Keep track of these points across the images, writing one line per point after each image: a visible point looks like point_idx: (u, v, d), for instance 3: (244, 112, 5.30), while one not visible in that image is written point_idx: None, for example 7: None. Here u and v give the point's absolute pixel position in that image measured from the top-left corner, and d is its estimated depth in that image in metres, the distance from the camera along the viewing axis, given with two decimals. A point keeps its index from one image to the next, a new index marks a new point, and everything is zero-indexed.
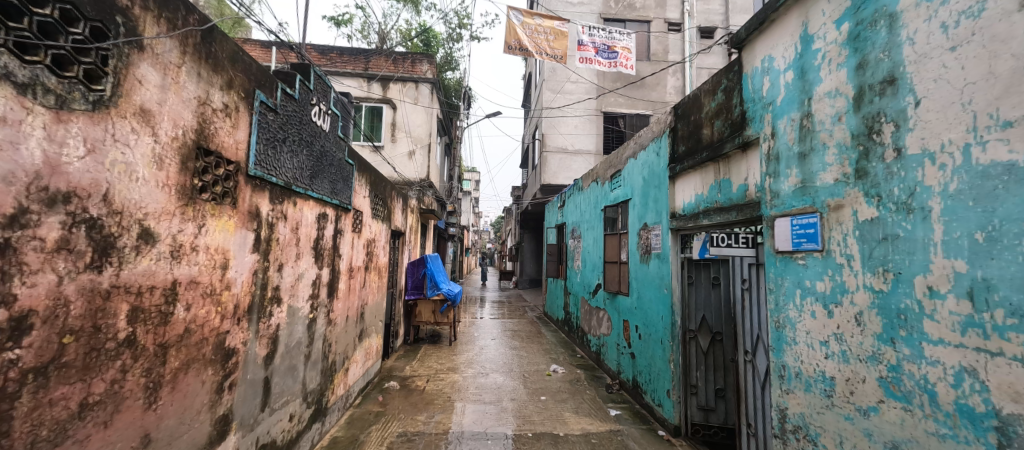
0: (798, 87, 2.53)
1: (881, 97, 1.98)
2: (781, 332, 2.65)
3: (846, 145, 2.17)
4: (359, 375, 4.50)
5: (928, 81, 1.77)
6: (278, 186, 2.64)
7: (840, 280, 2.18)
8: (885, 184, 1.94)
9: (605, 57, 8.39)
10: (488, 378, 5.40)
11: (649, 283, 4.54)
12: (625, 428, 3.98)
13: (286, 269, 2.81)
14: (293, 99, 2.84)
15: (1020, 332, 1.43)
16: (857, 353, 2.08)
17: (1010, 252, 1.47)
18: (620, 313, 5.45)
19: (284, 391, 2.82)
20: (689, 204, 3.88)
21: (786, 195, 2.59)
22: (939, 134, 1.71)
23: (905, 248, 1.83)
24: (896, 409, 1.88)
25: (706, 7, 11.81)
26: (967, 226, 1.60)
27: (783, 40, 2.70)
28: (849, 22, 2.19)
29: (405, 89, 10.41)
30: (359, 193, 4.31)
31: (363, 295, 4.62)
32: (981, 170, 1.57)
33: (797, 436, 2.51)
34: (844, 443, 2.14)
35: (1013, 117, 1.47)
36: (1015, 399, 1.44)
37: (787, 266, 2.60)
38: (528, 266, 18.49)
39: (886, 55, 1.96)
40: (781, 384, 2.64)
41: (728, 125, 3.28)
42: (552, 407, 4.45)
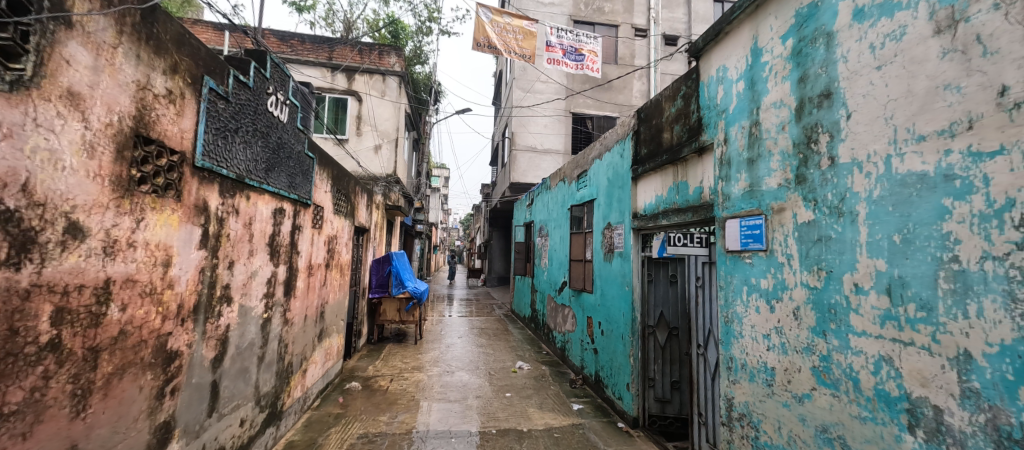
0: (748, 97, 2.69)
1: (818, 109, 2.15)
2: (729, 326, 2.81)
3: (789, 152, 2.33)
4: (318, 376, 4.35)
5: (858, 96, 1.93)
6: (229, 179, 2.50)
7: (781, 277, 2.35)
8: (821, 189, 2.10)
9: (572, 59, 8.53)
10: (453, 376, 5.37)
11: (612, 280, 4.68)
12: (586, 422, 4.09)
13: (237, 266, 2.67)
14: (246, 87, 2.69)
15: (927, 324, 1.60)
16: (794, 344, 2.24)
17: (920, 252, 1.64)
18: (584, 310, 5.58)
19: (235, 395, 2.68)
20: (649, 205, 4.02)
21: (736, 197, 2.75)
22: (867, 145, 1.87)
23: (836, 248, 2.00)
24: (826, 395, 2.04)
25: (670, 14, 12.26)
26: (887, 228, 1.77)
27: (736, 52, 2.86)
28: (793, 38, 2.35)
29: (371, 82, 10.11)
30: (320, 187, 4.15)
31: (324, 293, 4.47)
32: (900, 178, 1.72)
33: (741, 423, 2.68)
34: (783, 428, 2.31)
35: (926, 131, 1.63)
36: (922, 384, 1.61)
37: (735, 265, 2.76)
38: (496, 264, 18.52)
39: (824, 70, 2.13)
40: (729, 375, 2.80)
41: (686, 130, 3.43)
42: (516, 403, 4.50)
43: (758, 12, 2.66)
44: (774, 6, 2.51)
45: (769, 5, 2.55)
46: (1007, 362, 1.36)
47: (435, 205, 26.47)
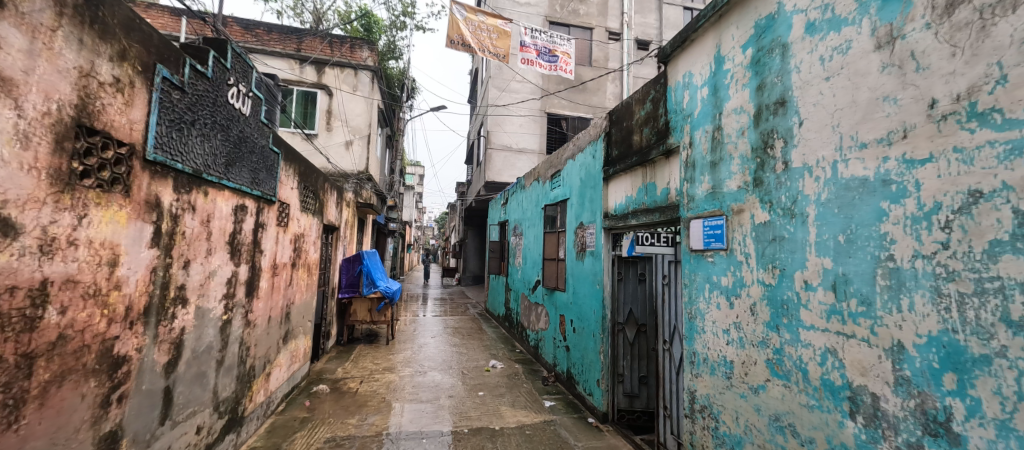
0: (712, 102, 2.81)
1: (774, 116, 2.27)
2: (693, 322, 2.92)
3: (747, 156, 2.45)
4: (283, 379, 4.20)
5: (809, 104, 2.05)
6: (185, 173, 2.37)
7: (739, 275, 2.46)
8: (776, 192, 2.22)
9: (546, 60, 8.60)
10: (426, 376, 5.32)
11: (584, 278, 4.76)
12: (558, 418, 4.15)
13: (194, 266, 2.54)
14: (205, 77, 2.55)
15: (867, 317, 1.72)
16: (751, 339, 2.36)
17: (862, 251, 1.76)
18: (557, 308, 5.65)
19: (190, 401, 2.55)
20: (619, 205, 4.12)
21: (700, 198, 2.86)
22: (816, 151, 1.99)
23: (788, 247, 2.12)
24: (778, 386, 2.17)
25: (643, 19, 12.56)
26: (833, 228, 1.89)
27: (700, 58, 2.97)
28: (752, 48, 2.47)
29: (342, 75, 9.81)
30: (286, 184, 4.01)
31: (290, 294, 4.31)
32: (844, 183, 1.84)
33: (703, 415, 2.79)
34: (740, 418, 2.43)
35: (867, 139, 1.75)
36: (862, 373, 1.73)
37: (698, 263, 2.88)
38: (471, 262, 18.45)
39: (779, 80, 2.26)
40: (692, 369, 2.92)
41: (655, 133, 3.54)
42: (488, 402, 4.50)
43: (721, 21, 2.78)
44: (736, 17, 2.63)
45: (731, 16, 2.66)
46: (933, 351, 1.48)
47: (411, 202, 26.08)
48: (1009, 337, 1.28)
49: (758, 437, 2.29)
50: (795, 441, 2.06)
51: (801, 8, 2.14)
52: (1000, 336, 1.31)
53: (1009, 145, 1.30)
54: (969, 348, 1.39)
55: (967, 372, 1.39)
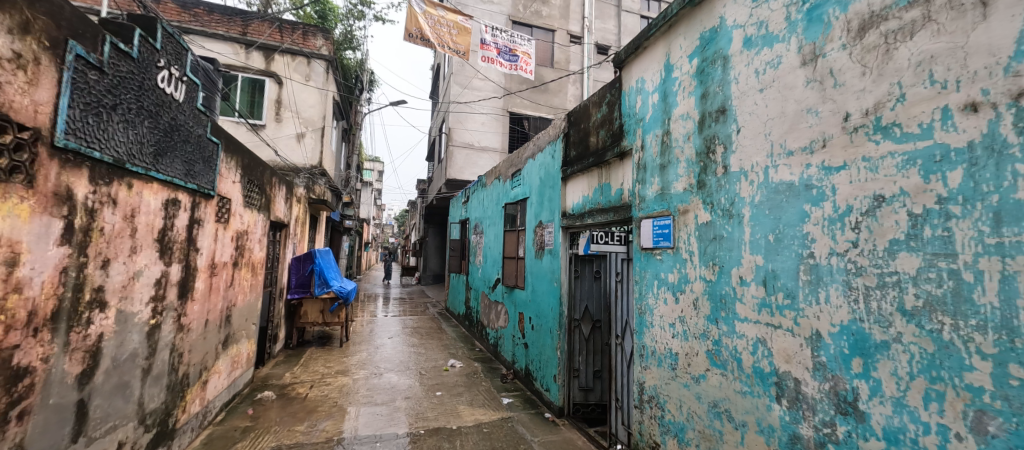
0: (662, 108, 2.95)
1: (715, 123, 2.43)
2: (642, 317, 3.06)
3: (692, 160, 2.60)
4: (223, 387, 3.91)
5: (746, 113, 2.21)
6: (104, 163, 2.14)
7: (684, 272, 2.61)
8: (716, 194, 2.38)
9: (506, 59, 8.63)
10: (381, 378, 5.17)
11: (542, 276, 4.83)
12: (515, 415, 4.19)
13: (114, 266, 2.30)
14: (129, 57, 2.32)
15: (791, 309, 1.89)
16: (693, 331, 2.51)
17: (788, 249, 1.92)
18: (516, 306, 5.70)
19: (109, 415, 2.32)
20: (576, 204, 4.23)
21: (650, 199, 2.99)
22: (751, 157, 2.16)
23: (727, 246, 2.28)
24: (717, 375, 2.32)
25: (602, 25, 12.91)
26: (765, 228, 2.05)
27: (651, 66, 3.11)
28: (697, 58, 2.63)
29: (293, 64, 9.29)
30: (227, 177, 3.73)
31: (231, 295, 4.02)
32: (774, 186, 2.01)
33: (651, 405, 2.93)
34: (683, 406, 2.58)
35: (794, 147, 1.92)
36: (786, 360, 1.90)
37: (648, 261, 3.02)
38: (432, 261, 18.15)
39: (720, 89, 2.41)
40: (641, 362, 3.06)
41: (610, 135, 3.65)
42: (446, 401, 4.46)
43: (670, 31, 2.92)
44: (683, 28, 2.78)
45: (679, 27, 2.81)
46: (844, 338, 1.66)
47: (369, 199, 25.24)
48: (904, 324, 1.46)
49: (698, 423, 2.45)
50: (730, 425, 2.22)
51: (739, 23, 2.30)
52: (896, 324, 1.48)
53: (906, 156, 1.47)
54: (872, 335, 1.56)
55: (871, 356, 1.56)
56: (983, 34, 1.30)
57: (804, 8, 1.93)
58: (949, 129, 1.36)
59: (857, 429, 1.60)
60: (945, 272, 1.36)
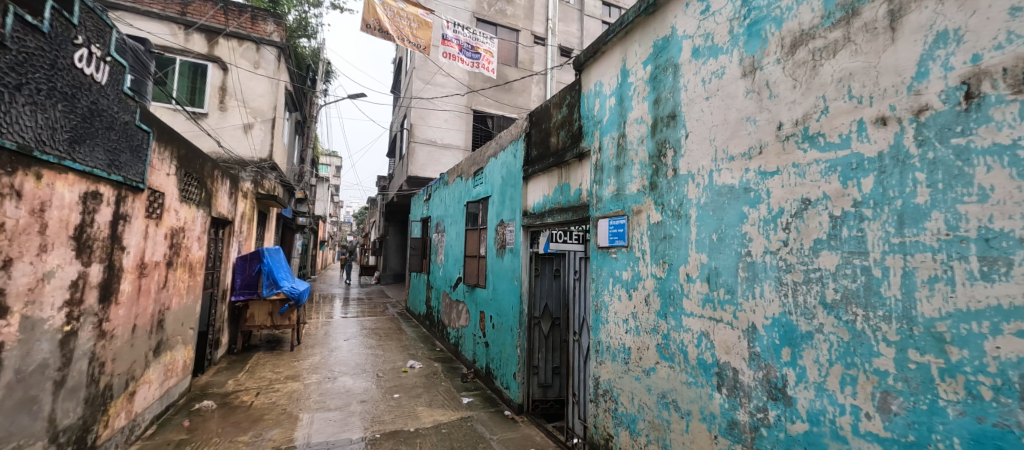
0: (618, 111, 3.05)
1: (667, 128, 2.55)
2: (598, 314, 3.15)
3: (645, 163, 2.71)
4: (154, 397, 3.61)
5: (693, 119, 2.34)
6: (7, 150, 1.92)
7: (637, 270, 2.72)
8: (667, 195, 2.50)
9: (468, 56, 8.56)
10: (335, 383, 4.97)
11: (503, 274, 4.85)
12: (474, 414, 4.18)
13: (18, 267, 2.06)
14: (38, 32, 2.08)
15: (731, 304, 2.02)
16: (645, 326, 2.63)
17: (729, 248, 2.06)
18: (477, 305, 5.69)
19: (12, 434, 2.07)
20: (537, 204, 4.28)
21: (607, 199, 3.09)
22: (697, 161, 2.28)
23: (676, 245, 2.40)
24: (665, 367, 2.44)
25: (566, 28, 13.12)
26: (709, 228, 2.18)
27: (609, 70, 3.21)
28: (651, 65, 2.74)
29: (240, 49, 8.69)
30: (159, 169, 3.43)
31: (164, 298, 3.71)
32: (717, 189, 2.14)
33: (605, 398, 3.03)
34: (635, 398, 2.69)
35: (734, 153, 2.06)
36: (726, 351, 2.04)
37: (604, 259, 3.11)
38: (392, 260, 17.69)
39: (671, 95, 2.54)
40: (597, 357, 3.16)
41: (570, 136, 3.73)
42: (404, 403, 4.37)
43: (627, 37, 3.03)
44: (639, 35, 2.89)
45: (635, 34, 2.92)
46: (776, 330, 1.80)
47: (326, 196, 24.21)
48: (825, 316, 1.61)
49: (648, 414, 2.56)
50: (677, 414, 2.34)
51: (688, 34, 2.43)
52: (819, 315, 1.63)
53: (828, 163, 1.62)
54: (799, 326, 1.70)
55: (798, 345, 1.70)
56: (891, 56, 1.45)
57: (745, 23, 2.07)
58: (863, 140, 1.51)
59: (786, 412, 1.74)
60: (859, 268, 1.51)
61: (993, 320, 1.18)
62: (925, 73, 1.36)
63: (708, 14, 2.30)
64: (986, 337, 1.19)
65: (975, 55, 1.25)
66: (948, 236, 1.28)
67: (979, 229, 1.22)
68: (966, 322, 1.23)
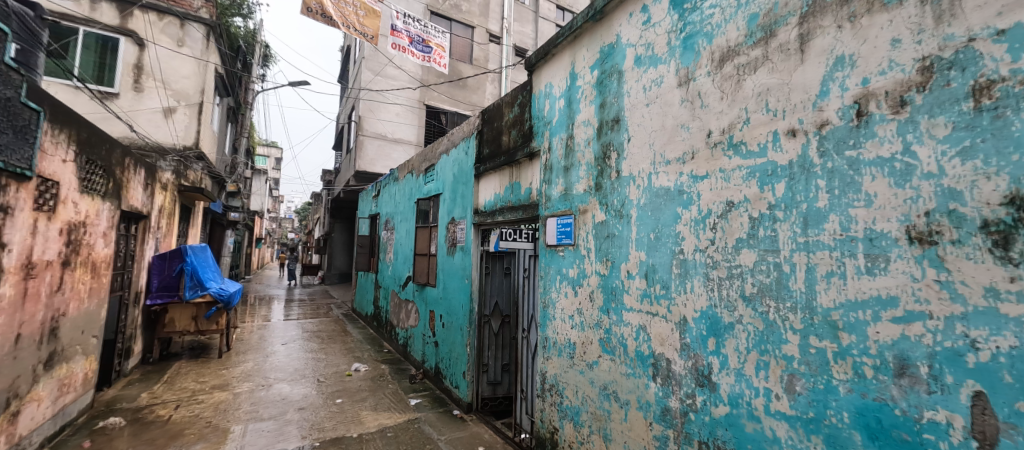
0: (567, 113, 3.13)
1: (611, 131, 2.66)
2: (546, 310, 3.22)
3: (591, 164, 2.81)
4: (45, 416, 3.17)
5: (635, 124, 2.46)
6: None
7: (582, 267, 2.82)
8: (610, 195, 2.61)
9: (419, 49, 8.37)
10: (270, 390, 4.66)
11: (453, 273, 4.80)
12: (422, 415, 4.12)
13: None
14: None
15: (665, 298, 2.16)
16: (589, 322, 2.73)
17: (664, 246, 2.19)
18: (427, 304, 5.59)
19: None
20: (487, 202, 4.29)
21: (555, 199, 3.17)
22: (638, 164, 2.41)
23: (618, 243, 2.51)
24: (607, 360, 2.56)
25: (520, 28, 13.21)
26: (647, 227, 2.30)
27: (559, 72, 3.29)
28: (598, 70, 2.85)
29: (160, 24, 7.89)
30: (52, 155, 3.02)
31: (59, 301, 3.27)
32: (655, 191, 2.28)
33: (552, 393, 3.11)
34: (580, 391, 2.79)
35: (671, 157, 2.20)
36: (661, 343, 2.17)
37: (552, 257, 3.19)
38: (338, 259, 16.75)
39: (615, 101, 2.65)
40: (544, 353, 3.23)
41: (521, 136, 3.77)
42: (347, 408, 4.19)
43: (575, 41, 3.12)
44: (587, 40, 2.99)
45: (583, 39, 3.01)
46: (703, 322, 1.95)
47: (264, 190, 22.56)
48: (744, 308, 1.77)
49: (591, 405, 2.67)
50: (616, 404, 2.46)
51: (632, 42, 2.55)
52: (739, 308, 1.79)
53: (749, 169, 1.78)
54: (723, 317, 1.86)
55: (722, 335, 1.86)
56: (801, 75, 1.63)
57: (681, 36, 2.21)
58: (777, 149, 1.68)
59: (710, 397, 1.90)
60: (772, 264, 1.68)
61: (875, 309, 1.36)
62: (827, 92, 1.54)
63: (649, 25, 2.43)
64: (869, 323, 1.37)
65: (864, 79, 1.43)
66: (842, 236, 1.46)
67: (865, 230, 1.40)
68: (855, 311, 1.41)
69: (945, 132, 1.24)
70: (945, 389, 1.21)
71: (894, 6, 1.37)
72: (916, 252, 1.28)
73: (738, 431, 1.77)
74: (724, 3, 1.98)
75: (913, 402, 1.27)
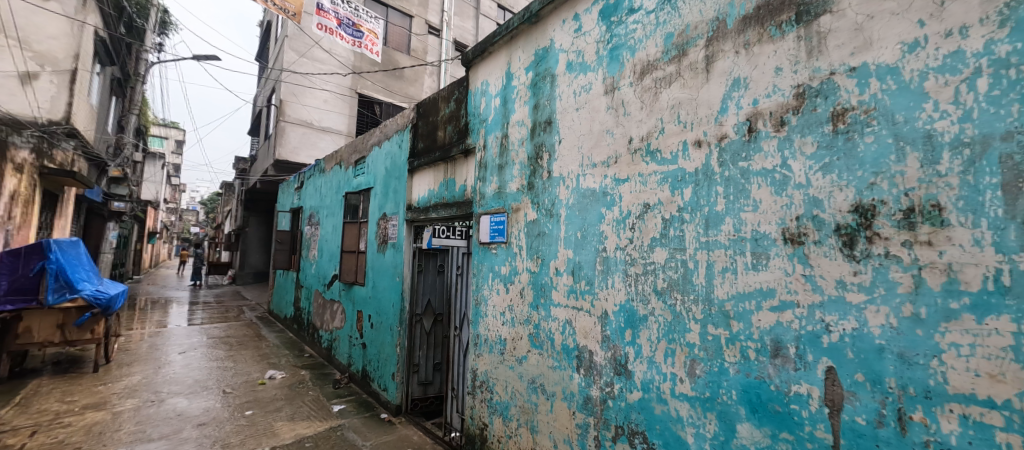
0: (502, 112, 3.18)
1: (543, 133, 2.75)
2: (478, 308, 3.24)
3: (525, 164, 2.88)
4: None
5: (566, 127, 2.57)
6: None
7: (514, 265, 2.88)
8: (542, 195, 2.70)
9: (348, 33, 7.92)
10: (162, 406, 4.12)
11: (384, 271, 4.63)
12: (345, 422, 3.92)
13: None
14: None
15: (589, 294, 2.29)
16: (519, 318, 2.80)
17: (590, 245, 2.32)
18: (354, 304, 5.31)
19: None
20: (421, 198, 4.19)
21: (489, 197, 3.19)
22: (567, 166, 2.52)
23: (548, 241, 2.61)
24: (535, 354, 2.64)
25: (461, 23, 13.05)
26: (575, 226, 2.42)
27: (495, 71, 3.31)
28: (532, 72, 2.92)
29: None
30: None
31: None
32: (582, 191, 2.40)
33: (482, 390, 3.14)
34: (509, 385, 2.85)
35: (597, 160, 2.32)
36: (585, 336, 2.30)
37: (484, 255, 3.21)
38: (253, 257, 15.21)
39: (548, 103, 2.74)
40: (475, 350, 3.25)
41: (457, 132, 3.74)
42: (258, 420, 3.86)
43: (512, 42, 3.16)
44: (522, 42, 3.05)
45: (519, 40, 3.07)
46: (621, 315, 2.10)
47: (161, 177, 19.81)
48: (656, 302, 1.94)
49: (519, 399, 2.74)
50: (543, 396, 2.56)
51: (564, 48, 2.66)
52: (652, 301, 1.96)
53: (663, 174, 1.95)
54: (638, 310, 2.02)
55: (638, 327, 2.01)
56: (706, 92, 1.82)
57: (608, 47, 2.35)
58: (686, 158, 1.86)
59: (626, 384, 2.05)
60: (680, 261, 1.85)
61: (759, 299, 1.57)
62: (725, 109, 1.74)
63: (580, 33, 2.55)
64: (754, 312, 1.58)
65: (755, 100, 1.64)
66: (735, 237, 1.66)
67: (752, 231, 1.61)
68: (743, 302, 1.62)
69: (812, 149, 1.47)
70: (807, 366, 1.43)
71: (778, 38, 1.59)
72: (789, 251, 1.50)
73: (649, 413, 1.93)
74: (645, 20, 2.14)
75: (783, 378, 1.49)
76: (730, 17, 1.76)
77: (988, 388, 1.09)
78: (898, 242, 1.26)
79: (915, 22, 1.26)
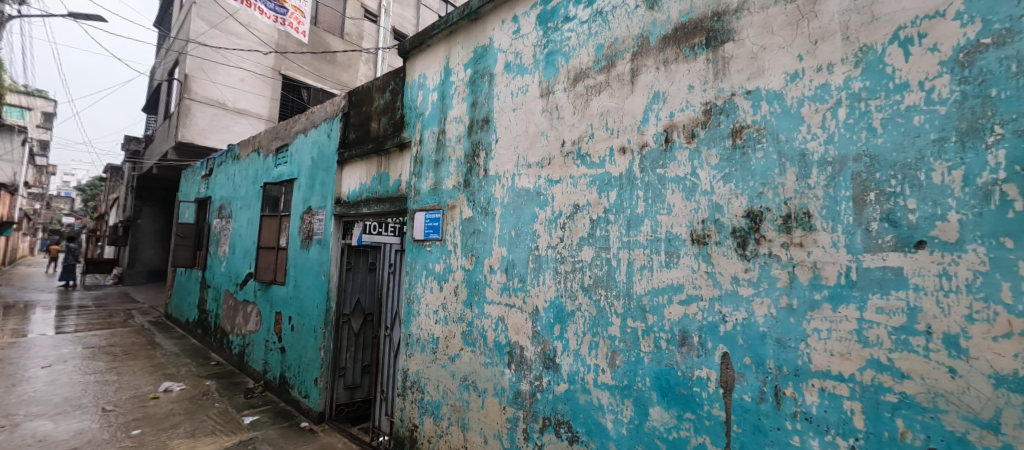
0: (439, 107, 3.14)
1: (480, 131, 2.77)
2: (410, 306, 3.17)
3: (461, 161, 2.88)
4: None
5: (502, 126, 2.61)
6: None
7: (448, 263, 2.87)
8: (477, 193, 2.71)
9: (270, 7, 7.26)
10: (17, 432, 3.48)
11: (307, 269, 4.33)
12: (258, 434, 3.62)
13: None
14: None
15: (522, 291, 2.36)
16: (452, 316, 2.79)
17: (523, 243, 2.38)
18: (272, 304, 4.91)
19: None
20: (351, 192, 4.00)
21: (424, 193, 3.14)
22: (502, 166, 2.57)
23: (482, 239, 2.63)
24: (468, 352, 2.66)
25: (402, 11, 12.59)
26: (509, 225, 2.47)
27: (433, 65, 3.25)
28: (471, 69, 2.92)
29: None
30: None
31: None
32: (516, 191, 2.46)
33: (413, 390, 3.08)
34: (441, 384, 2.83)
35: (532, 161, 2.39)
36: (516, 332, 2.36)
37: (418, 252, 3.15)
38: (147, 253, 13.33)
39: (486, 101, 2.76)
40: (406, 350, 3.18)
41: (392, 124, 3.62)
42: (149, 440, 3.42)
43: (451, 36, 3.13)
44: (461, 38, 3.03)
45: (458, 34, 3.04)
46: (551, 311, 2.19)
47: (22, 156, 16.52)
48: (583, 298, 2.05)
49: (451, 398, 2.73)
50: (474, 394, 2.58)
51: (502, 48, 2.69)
52: (579, 297, 2.07)
53: (592, 177, 2.07)
54: (566, 306, 2.12)
55: (566, 322, 2.12)
56: (631, 103, 1.96)
57: (544, 51, 2.42)
58: (612, 164, 1.99)
59: (554, 377, 2.14)
60: (604, 260, 1.98)
61: (670, 294, 1.74)
62: (646, 120, 1.89)
63: (518, 35, 2.60)
64: (666, 305, 1.75)
65: (671, 114, 1.81)
66: (652, 238, 1.81)
67: (666, 233, 1.77)
68: (657, 296, 1.77)
69: (715, 161, 1.65)
70: (706, 353, 1.61)
71: (691, 59, 1.76)
72: (695, 251, 1.67)
73: (574, 403, 2.04)
74: (579, 29, 2.24)
75: (688, 364, 1.66)
76: (652, 35, 1.91)
77: (839, 365, 1.32)
78: (779, 244, 1.47)
79: (796, 56, 1.48)
